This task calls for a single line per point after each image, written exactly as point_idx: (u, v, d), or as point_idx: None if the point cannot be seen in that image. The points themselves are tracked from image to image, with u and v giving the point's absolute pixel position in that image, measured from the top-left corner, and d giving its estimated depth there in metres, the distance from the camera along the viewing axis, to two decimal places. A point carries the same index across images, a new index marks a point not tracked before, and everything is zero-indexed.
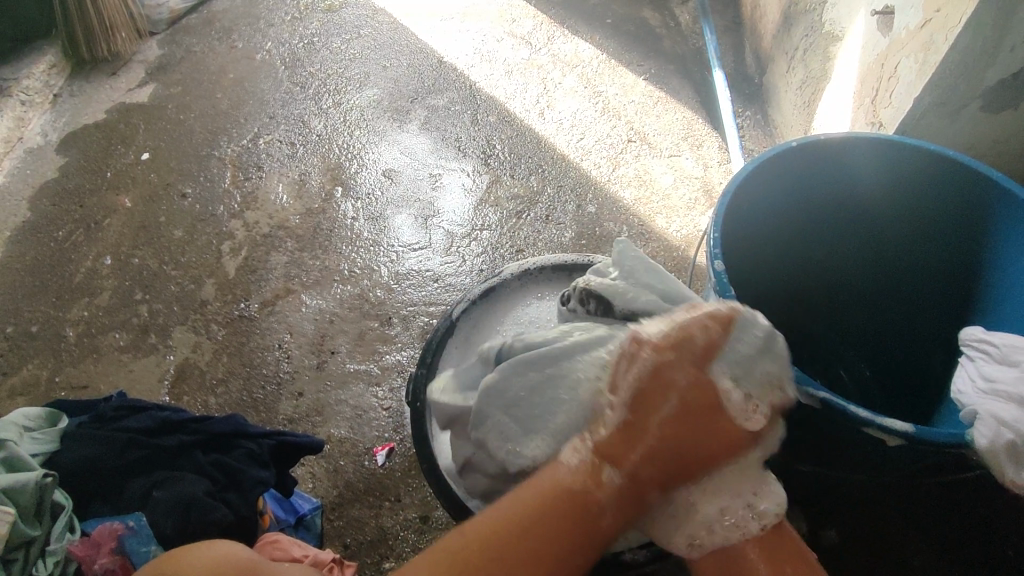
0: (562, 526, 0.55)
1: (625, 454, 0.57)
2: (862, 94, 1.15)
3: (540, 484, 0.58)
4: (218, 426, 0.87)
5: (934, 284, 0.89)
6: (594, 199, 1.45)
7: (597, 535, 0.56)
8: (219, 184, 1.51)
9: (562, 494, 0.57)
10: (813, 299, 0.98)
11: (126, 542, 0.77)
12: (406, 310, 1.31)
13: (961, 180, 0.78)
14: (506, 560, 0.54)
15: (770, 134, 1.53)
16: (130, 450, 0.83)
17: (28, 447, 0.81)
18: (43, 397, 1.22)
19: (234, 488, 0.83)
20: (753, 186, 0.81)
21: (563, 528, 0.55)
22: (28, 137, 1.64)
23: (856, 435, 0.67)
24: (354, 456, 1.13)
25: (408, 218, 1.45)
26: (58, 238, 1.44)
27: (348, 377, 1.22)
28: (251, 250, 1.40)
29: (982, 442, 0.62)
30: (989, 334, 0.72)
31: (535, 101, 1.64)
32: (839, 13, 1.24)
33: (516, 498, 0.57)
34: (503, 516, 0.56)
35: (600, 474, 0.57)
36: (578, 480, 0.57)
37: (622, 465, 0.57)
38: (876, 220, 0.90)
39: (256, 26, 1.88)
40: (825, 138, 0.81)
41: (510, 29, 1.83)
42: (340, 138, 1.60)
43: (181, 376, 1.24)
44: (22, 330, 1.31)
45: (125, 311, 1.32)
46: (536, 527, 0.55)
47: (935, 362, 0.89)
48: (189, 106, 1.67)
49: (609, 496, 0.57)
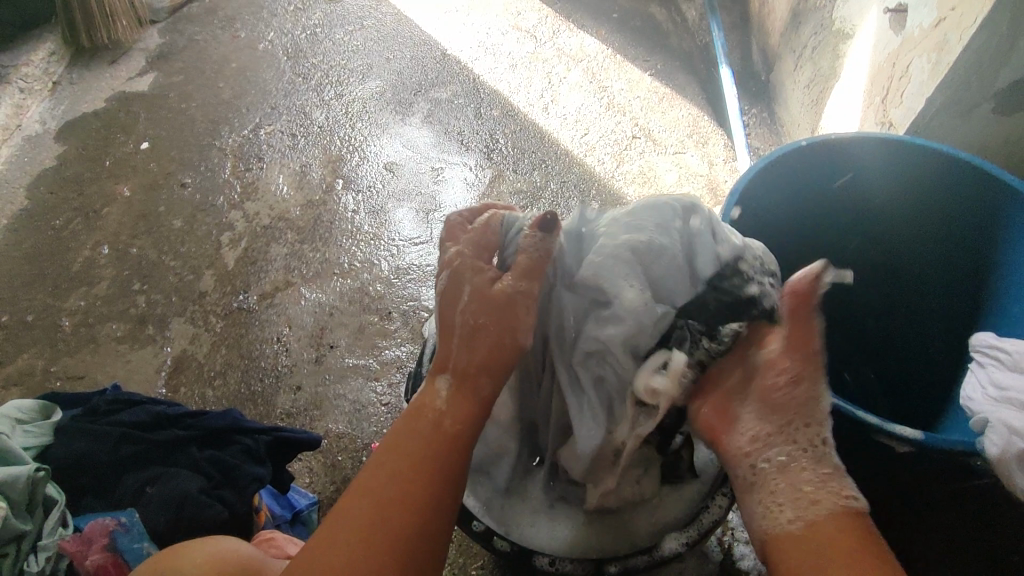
0: (418, 450, 0.59)
1: (450, 361, 0.62)
2: (872, 94, 1.14)
3: (407, 422, 0.61)
4: (214, 421, 0.86)
5: (935, 285, 0.88)
6: (597, 195, 1.43)
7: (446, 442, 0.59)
8: (219, 174, 1.49)
9: (423, 423, 0.60)
10: (816, 298, 0.97)
11: (118, 539, 0.76)
12: (406, 305, 1.29)
13: (970, 183, 0.76)
14: (411, 490, 0.57)
15: (776, 132, 1.52)
16: (123, 445, 0.82)
17: (21, 440, 0.80)
18: (39, 387, 1.21)
19: (229, 485, 0.82)
20: (762, 185, 0.79)
21: (422, 440, 0.59)
22: (26, 125, 1.62)
23: (867, 442, 0.66)
24: (352, 452, 1.12)
25: (409, 212, 1.43)
26: (56, 226, 1.42)
27: (347, 372, 1.21)
28: (251, 241, 1.38)
29: (993, 450, 0.60)
30: (1001, 339, 0.70)
31: (539, 96, 1.63)
32: (850, 11, 1.22)
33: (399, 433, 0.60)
34: (388, 479, 0.57)
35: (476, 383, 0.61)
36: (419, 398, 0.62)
37: (448, 372, 0.62)
38: (882, 219, 0.88)
39: (258, 16, 1.86)
40: (836, 136, 0.79)
41: (514, 22, 1.81)
42: (342, 130, 1.58)
43: (178, 368, 1.22)
44: (19, 319, 1.29)
45: (122, 302, 1.31)
46: (403, 460, 0.58)
47: (942, 368, 0.88)
48: (190, 95, 1.66)
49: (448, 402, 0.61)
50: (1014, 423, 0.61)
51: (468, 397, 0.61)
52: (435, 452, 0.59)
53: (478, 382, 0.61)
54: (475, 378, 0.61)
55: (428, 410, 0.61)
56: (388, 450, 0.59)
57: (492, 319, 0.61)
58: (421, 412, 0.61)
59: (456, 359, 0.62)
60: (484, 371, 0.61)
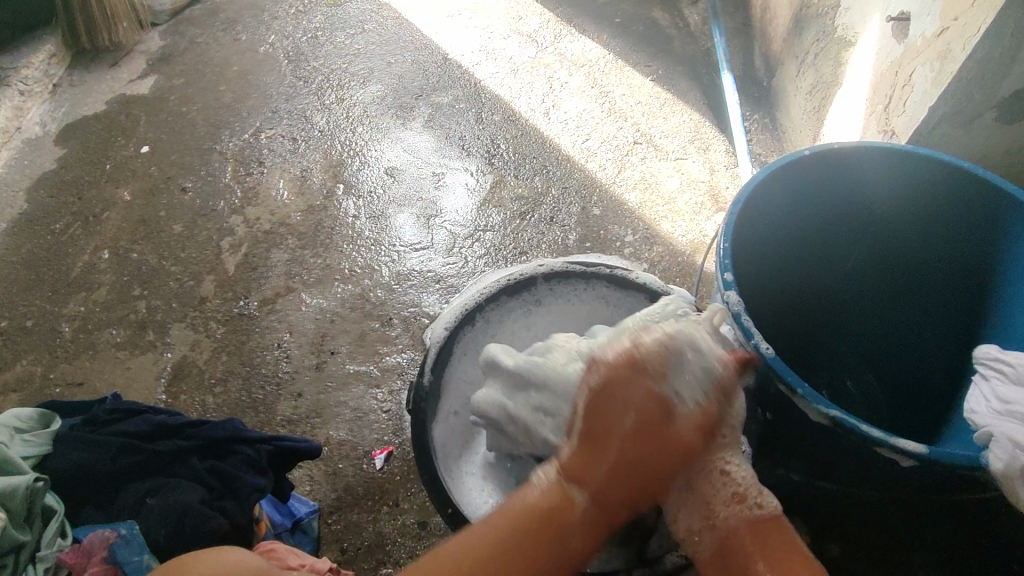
0: (529, 544, 0.49)
1: (590, 466, 0.51)
2: (875, 102, 1.13)
3: (515, 504, 0.51)
4: (214, 432, 0.86)
5: (938, 296, 0.87)
6: (599, 201, 1.43)
7: (574, 554, 0.50)
8: (219, 179, 1.49)
9: (538, 514, 0.50)
10: (818, 308, 0.96)
11: (117, 551, 0.75)
12: (407, 311, 1.29)
13: (971, 195, 0.77)
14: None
15: (778, 138, 1.52)
16: (122, 456, 0.82)
17: (20, 450, 0.80)
18: (38, 393, 1.21)
19: (229, 496, 0.82)
20: (764, 196, 0.79)
21: (541, 544, 0.49)
22: (26, 128, 1.61)
23: (871, 455, 0.65)
24: (352, 460, 1.12)
25: (410, 217, 1.43)
26: (56, 231, 1.42)
27: (347, 379, 1.21)
28: (251, 247, 1.38)
29: (997, 465, 0.60)
30: (1005, 352, 0.70)
31: (540, 101, 1.62)
32: (853, 18, 1.22)
33: (500, 518, 0.50)
34: (484, 546, 0.49)
35: (612, 510, 0.51)
36: (543, 492, 0.51)
37: (587, 481, 0.51)
38: (886, 230, 0.88)
39: (259, 19, 1.85)
40: (839, 147, 0.79)
41: (516, 26, 1.81)
42: (343, 134, 1.58)
43: (178, 374, 1.22)
44: (19, 325, 1.29)
45: (122, 307, 1.30)
46: (510, 537, 0.49)
47: (944, 380, 0.88)
48: (190, 99, 1.65)
49: (575, 512, 0.50)
50: (1018, 437, 0.60)
51: (605, 519, 0.51)
52: (552, 564, 0.49)
53: (620, 498, 0.51)
54: (614, 503, 0.51)
55: (559, 508, 0.50)
56: (491, 533, 0.50)
57: (652, 449, 0.51)
58: (548, 515, 0.50)
59: (601, 473, 0.50)
60: (625, 487, 0.51)
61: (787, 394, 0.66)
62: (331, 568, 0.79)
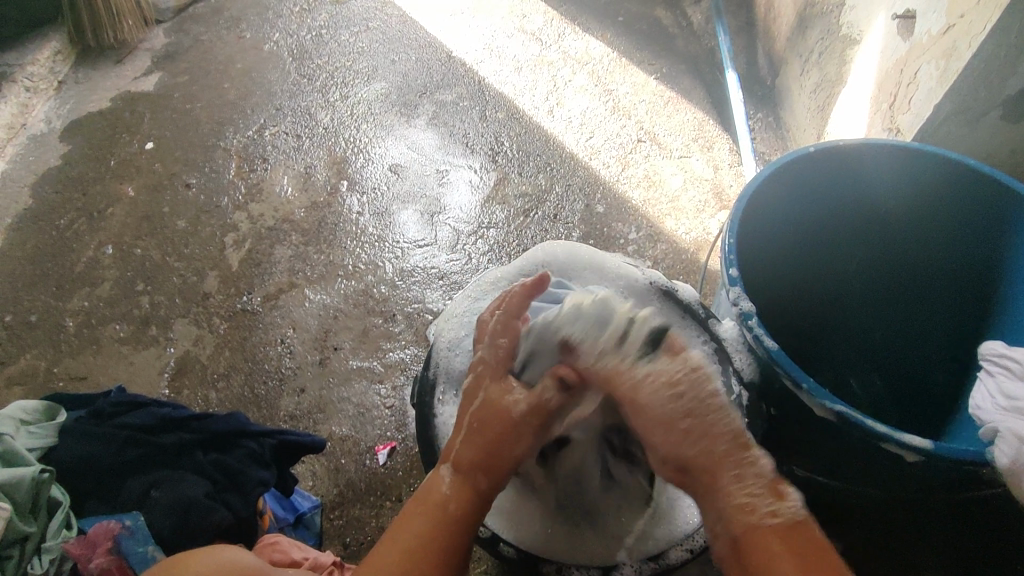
0: (423, 528, 0.64)
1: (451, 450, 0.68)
2: (880, 99, 1.13)
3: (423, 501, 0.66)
4: (218, 425, 0.85)
5: (943, 293, 0.87)
6: (603, 199, 1.43)
7: (453, 528, 0.64)
8: (223, 176, 1.49)
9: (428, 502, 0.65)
10: (823, 305, 0.96)
11: (122, 542, 0.76)
12: (411, 308, 1.29)
13: (978, 191, 0.76)
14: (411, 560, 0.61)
15: (781, 137, 1.51)
16: (128, 448, 0.83)
17: (25, 442, 0.80)
18: (43, 388, 1.21)
19: (234, 489, 0.82)
20: (768, 192, 0.79)
21: (427, 525, 0.64)
22: (31, 124, 1.62)
23: (876, 451, 0.65)
24: (355, 455, 1.12)
25: (413, 214, 1.43)
26: (60, 227, 1.42)
27: (350, 375, 1.21)
28: (255, 243, 1.38)
29: (1003, 461, 0.60)
30: (1009, 348, 0.70)
31: (544, 99, 1.62)
32: (857, 16, 1.22)
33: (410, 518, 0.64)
34: (395, 545, 0.62)
35: (473, 483, 0.66)
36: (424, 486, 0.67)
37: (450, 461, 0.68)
38: (891, 227, 0.88)
39: (263, 17, 1.86)
40: (846, 143, 0.79)
41: (520, 25, 1.81)
42: (347, 131, 1.58)
43: (182, 369, 1.22)
44: (23, 319, 1.29)
45: (126, 302, 1.31)
46: (410, 531, 0.63)
47: (948, 378, 0.88)
48: (194, 96, 1.66)
49: (452, 493, 0.66)
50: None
51: (469, 487, 0.66)
52: (439, 537, 0.63)
53: (475, 475, 0.67)
54: (472, 475, 0.67)
55: (435, 494, 0.66)
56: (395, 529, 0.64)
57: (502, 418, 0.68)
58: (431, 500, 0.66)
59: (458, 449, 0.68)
60: (478, 468, 0.67)
61: (792, 389, 0.66)
62: (334, 562, 0.80)
